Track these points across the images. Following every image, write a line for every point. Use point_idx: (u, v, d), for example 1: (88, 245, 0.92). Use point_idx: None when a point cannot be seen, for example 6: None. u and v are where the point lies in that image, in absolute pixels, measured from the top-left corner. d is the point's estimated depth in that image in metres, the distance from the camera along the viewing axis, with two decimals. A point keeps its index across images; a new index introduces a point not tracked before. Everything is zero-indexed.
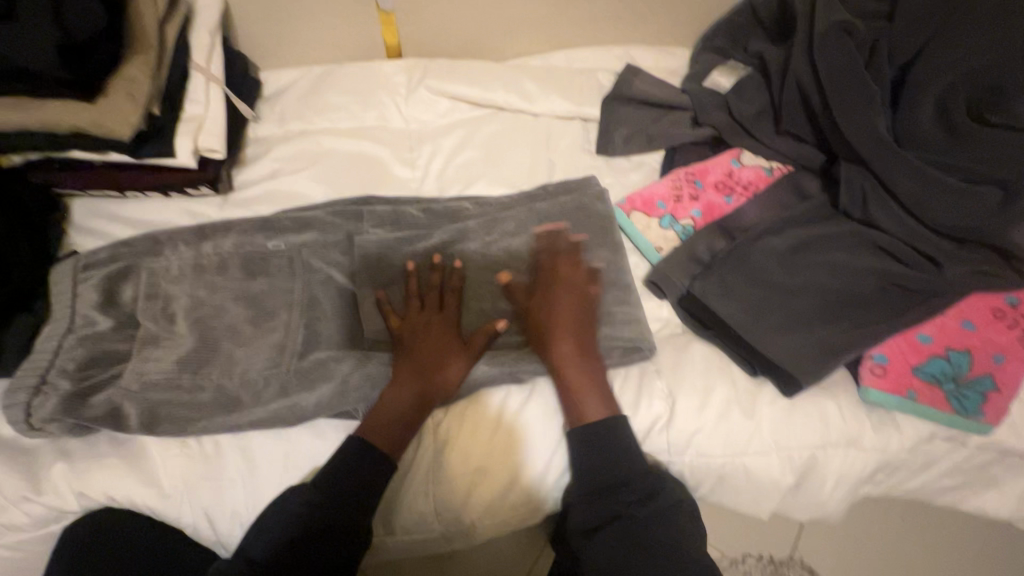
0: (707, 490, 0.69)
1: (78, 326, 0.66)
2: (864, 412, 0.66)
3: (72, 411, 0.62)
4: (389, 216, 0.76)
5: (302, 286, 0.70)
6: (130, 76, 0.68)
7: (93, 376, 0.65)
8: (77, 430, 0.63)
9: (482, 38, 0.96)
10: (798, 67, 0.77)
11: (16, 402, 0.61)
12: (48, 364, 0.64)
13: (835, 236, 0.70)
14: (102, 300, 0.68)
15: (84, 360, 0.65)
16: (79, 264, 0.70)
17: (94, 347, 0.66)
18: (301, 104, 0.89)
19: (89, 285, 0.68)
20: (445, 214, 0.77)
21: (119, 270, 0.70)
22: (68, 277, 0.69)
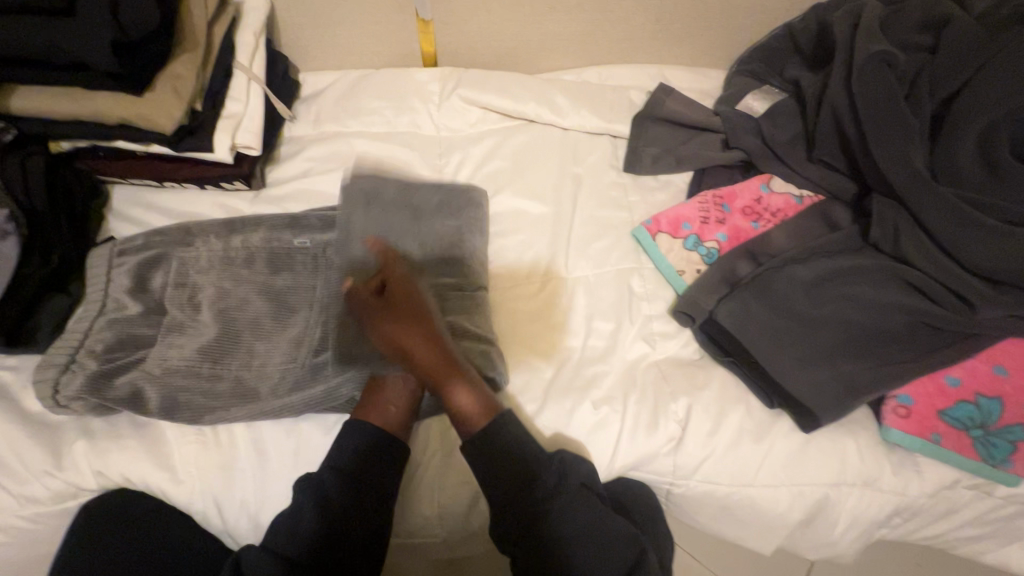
0: (714, 519, 0.67)
1: (109, 309, 0.69)
2: (884, 452, 0.64)
3: (97, 391, 0.64)
4: (397, 205, 0.75)
5: (324, 283, 0.72)
6: (176, 73, 0.71)
7: (118, 358, 0.66)
8: (100, 410, 0.65)
9: (517, 51, 0.98)
10: (834, 97, 0.76)
11: (46, 378, 0.64)
12: (78, 344, 0.66)
13: (867, 268, 0.68)
14: (133, 286, 0.70)
15: (111, 342, 0.67)
16: (115, 250, 0.72)
17: (124, 330, 0.68)
18: (337, 107, 0.91)
19: (122, 270, 0.71)
20: (452, 207, 0.76)
21: (152, 257, 0.72)
22: (104, 260, 0.71)
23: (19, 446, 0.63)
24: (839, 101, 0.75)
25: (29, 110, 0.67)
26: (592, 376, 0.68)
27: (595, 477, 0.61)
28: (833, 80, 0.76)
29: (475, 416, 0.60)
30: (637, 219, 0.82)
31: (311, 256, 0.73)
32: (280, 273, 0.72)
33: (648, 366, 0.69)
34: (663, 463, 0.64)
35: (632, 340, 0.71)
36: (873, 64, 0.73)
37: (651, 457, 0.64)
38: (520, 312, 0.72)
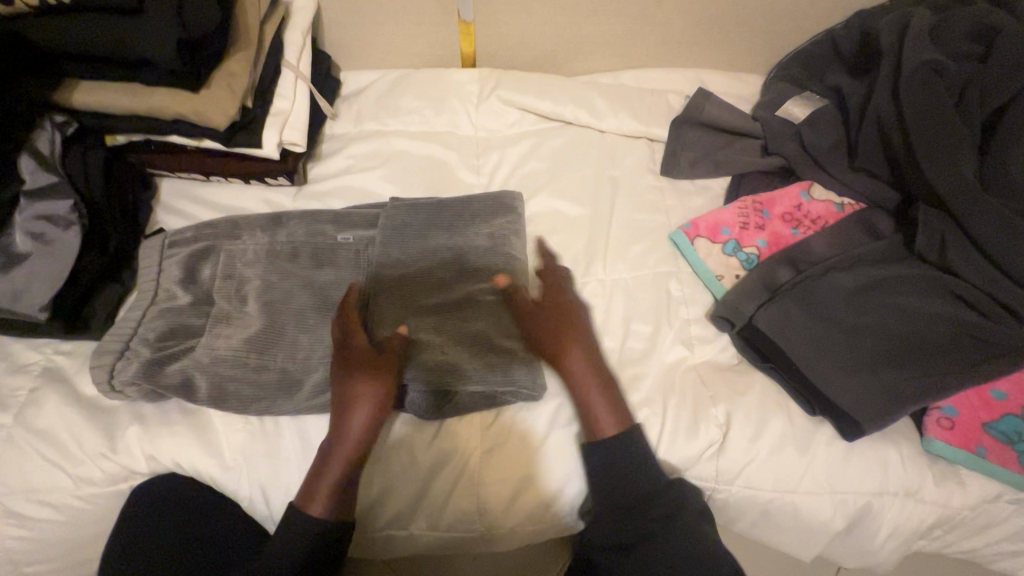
0: (750, 523, 0.67)
1: (161, 299, 0.71)
2: (927, 463, 0.64)
3: (150, 377, 0.66)
4: (432, 209, 0.76)
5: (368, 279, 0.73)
6: (231, 71, 0.73)
7: (169, 347, 0.68)
8: (152, 396, 0.67)
9: (555, 53, 0.98)
10: (880, 106, 0.76)
11: (102, 363, 0.66)
12: (131, 332, 0.68)
13: (909, 278, 0.68)
14: (184, 277, 0.72)
15: (163, 331, 0.69)
16: (166, 242, 0.75)
17: (174, 320, 0.70)
18: (377, 106, 0.93)
19: (174, 262, 0.73)
20: (484, 209, 0.76)
21: (201, 250, 0.74)
22: (156, 251, 0.74)
23: (77, 429, 0.65)
24: (885, 110, 0.76)
25: (90, 105, 0.69)
26: (631, 378, 0.69)
27: (631, 478, 0.60)
28: (878, 89, 0.77)
29: (607, 425, 0.62)
30: (674, 222, 0.82)
31: (356, 251, 0.75)
32: (324, 269, 0.73)
33: (687, 370, 0.70)
34: (704, 467, 0.65)
35: (671, 343, 0.71)
36: (920, 74, 0.73)
37: (692, 461, 0.65)
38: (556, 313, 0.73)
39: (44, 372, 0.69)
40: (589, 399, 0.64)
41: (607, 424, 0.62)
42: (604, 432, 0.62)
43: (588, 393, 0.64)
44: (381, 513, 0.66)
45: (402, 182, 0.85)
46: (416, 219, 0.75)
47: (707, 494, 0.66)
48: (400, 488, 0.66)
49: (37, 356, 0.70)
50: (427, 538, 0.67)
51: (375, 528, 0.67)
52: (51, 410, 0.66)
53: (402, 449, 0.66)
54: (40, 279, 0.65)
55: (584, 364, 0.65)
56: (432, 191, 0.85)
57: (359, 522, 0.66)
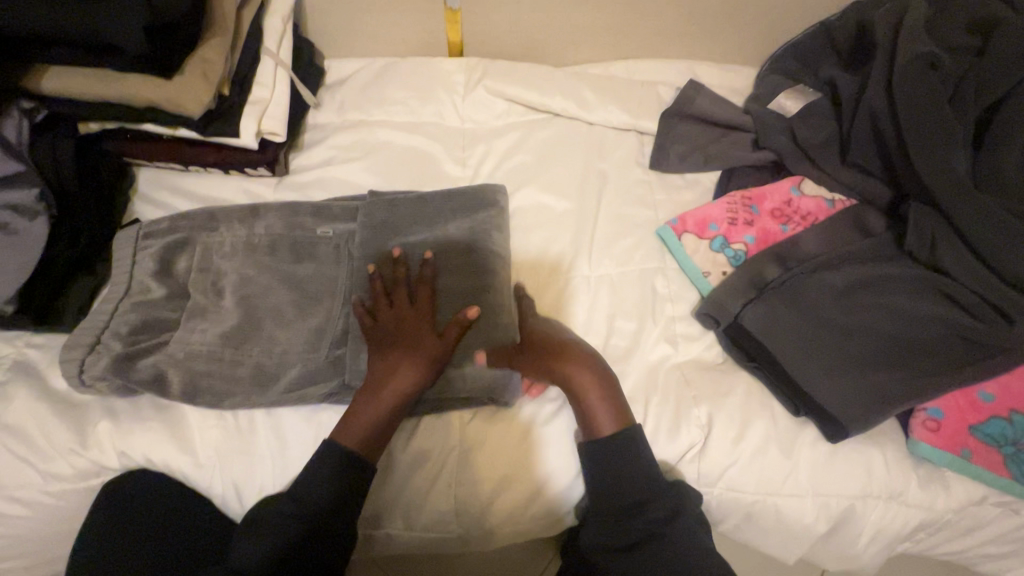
0: (733, 525, 0.66)
1: (133, 292, 0.69)
2: (912, 466, 0.63)
3: (121, 372, 0.64)
4: (411, 202, 0.74)
5: (346, 273, 0.71)
6: (206, 57, 0.71)
7: (142, 341, 0.67)
8: (123, 390, 0.66)
9: (544, 43, 0.96)
10: (873, 99, 0.74)
11: (72, 357, 0.64)
12: (103, 325, 0.67)
13: (898, 277, 0.66)
14: (158, 269, 0.70)
15: (136, 325, 0.67)
16: (140, 232, 0.72)
17: (147, 313, 0.68)
18: (361, 95, 0.91)
19: (147, 254, 0.70)
20: (465, 203, 0.74)
21: (177, 241, 0.71)
22: (129, 243, 0.71)
23: (47, 424, 0.64)
24: (879, 104, 0.74)
25: (61, 92, 0.67)
26: None
27: (614, 479, 0.59)
28: (872, 82, 0.75)
29: (607, 424, 0.61)
30: (662, 218, 0.81)
31: (335, 245, 0.73)
32: (302, 262, 0.72)
33: (670, 368, 0.68)
34: (687, 468, 0.64)
35: (655, 341, 0.70)
36: (914, 68, 0.71)
37: (674, 462, 0.64)
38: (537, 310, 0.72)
39: (15, 365, 0.68)
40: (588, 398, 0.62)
41: (604, 423, 0.61)
42: (602, 430, 0.61)
43: (586, 392, 0.62)
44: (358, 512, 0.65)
45: (385, 173, 0.83)
46: (395, 212, 0.73)
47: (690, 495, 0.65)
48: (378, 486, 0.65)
49: (8, 349, 0.69)
50: (406, 538, 0.66)
51: None
52: (20, 404, 0.64)
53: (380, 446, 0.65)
54: (6, 272, 0.63)
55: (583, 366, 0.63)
56: (416, 183, 0.83)
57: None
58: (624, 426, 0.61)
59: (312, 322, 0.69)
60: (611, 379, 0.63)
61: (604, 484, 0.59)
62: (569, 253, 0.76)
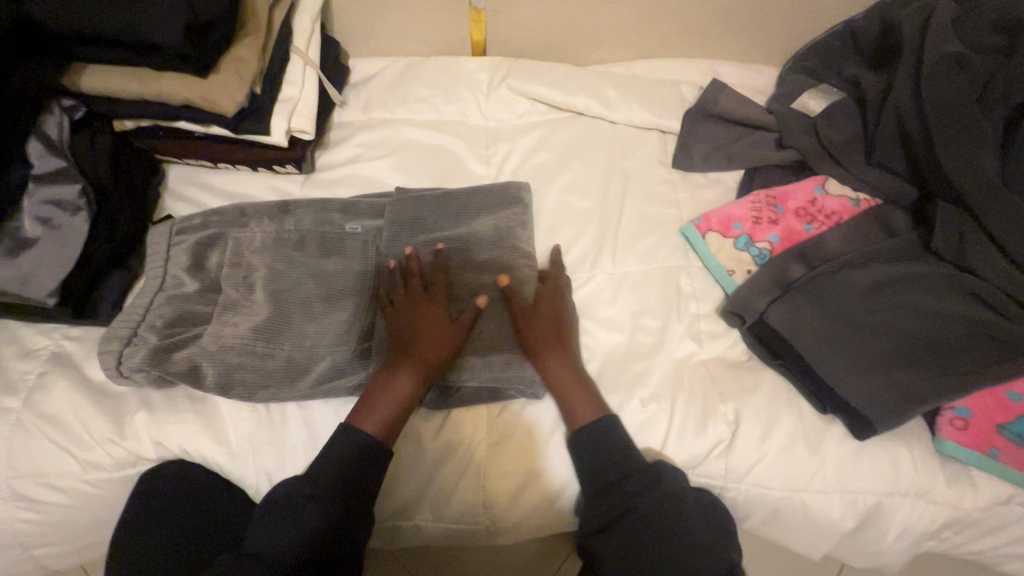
0: (757, 521, 0.67)
1: (167, 286, 0.71)
2: (938, 464, 0.63)
3: (157, 363, 0.65)
4: (438, 200, 0.75)
5: (374, 269, 0.72)
6: (239, 57, 0.72)
7: (177, 333, 0.68)
8: (158, 382, 0.67)
9: (566, 43, 0.97)
10: (900, 99, 0.75)
11: (110, 349, 0.66)
12: (139, 319, 0.68)
13: (925, 276, 0.67)
14: (191, 265, 0.72)
15: (171, 318, 0.68)
16: (173, 229, 0.74)
17: (181, 306, 0.69)
18: (386, 94, 0.92)
19: (181, 249, 0.73)
20: (492, 200, 0.75)
21: (207, 238, 0.73)
22: (163, 238, 0.73)
23: (85, 414, 0.65)
24: (906, 104, 0.74)
25: (99, 89, 0.69)
26: (639, 372, 0.68)
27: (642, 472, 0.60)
28: (898, 83, 0.75)
29: (584, 414, 0.63)
30: (686, 216, 0.81)
31: (364, 240, 0.74)
32: (331, 258, 0.72)
33: (696, 365, 0.69)
34: (713, 464, 0.64)
35: (680, 339, 0.71)
36: (941, 67, 0.71)
37: (700, 458, 0.64)
38: None
39: (53, 357, 0.69)
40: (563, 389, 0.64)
41: (580, 413, 0.63)
42: (579, 422, 0.63)
43: (565, 382, 0.65)
44: (389, 501, 0.66)
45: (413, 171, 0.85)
46: (423, 209, 0.74)
47: (715, 490, 0.65)
48: (406, 478, 0.66)
49: (46, 341, 0.70)
50: (432, 529, 0.67)
51: (381, 518, 0.67)
52: (59, 395, 0.66)
53: (411, 436, 0.67)
54: (47, 264, 0.65)
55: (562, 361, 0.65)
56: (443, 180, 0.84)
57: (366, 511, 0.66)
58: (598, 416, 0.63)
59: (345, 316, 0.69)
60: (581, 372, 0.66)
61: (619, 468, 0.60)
62: (594, 250, 0.77)
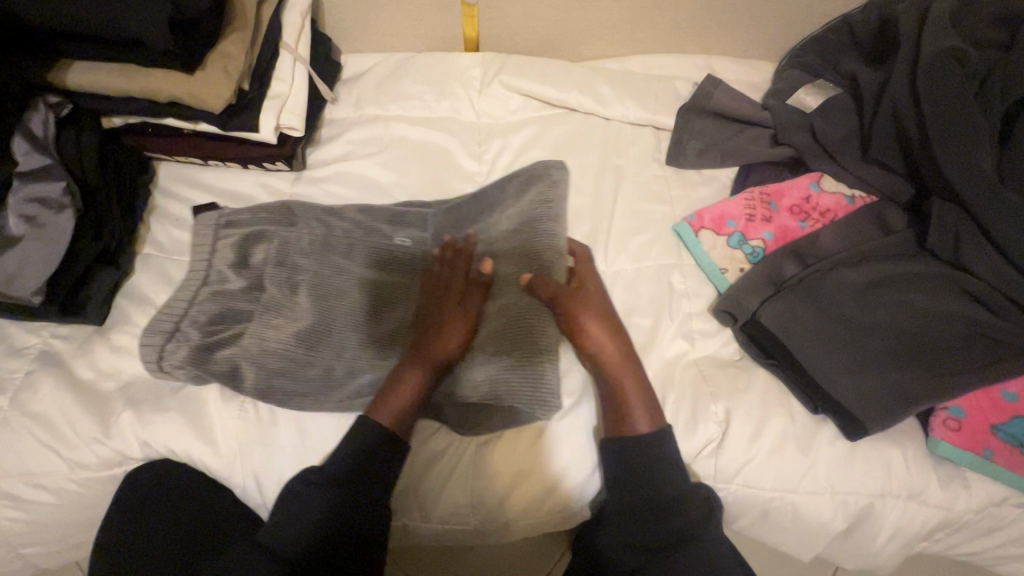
0: (748, 522, 0.66)
1: (213, 281, 0.70)
2: (931, 465, 0.62)
3: (201, 363, 0.66)
4: (474, 205, 0.75)
5: (407, 272, 0.73)
6: (226, 53, 0.71)
7: (220, 332, 0.68)
8: (197, 379, 0.67)
9: (560, 38, 0.96)
10: (896, 95, 0.74)
11: (153, 342, 0.66)
12: (181, 313, 0.68)
13: (920, 274, 0.66)
14: (237, 261, 0.71)
15: (214, 315, 0.68)
16: (220, 221, 0.73)
17: (219, 304, 0.69)
18: (378, 90, 0.91)
19: (227, 243, 0.72)
20: (521, 186, 0.73)
21: (254, 233, 0.72)
22: (210, 230, 0.73)
23: (73, 413, 0.65)
24: (902, 100, 0.73)
25: (84, 86, 0.68)
26: None
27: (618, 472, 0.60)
28: (894, 80, 0.74)
29: (641, 421, 0.61)
30: (679, 214, 0.80)
31: (412, 254, 0.74)
32: (371, 267, 0.73)
33: (687, 365, 0.68)
34: (703, 465, 0.63)
35: (672, 338, 0.70)
36: (938, 63, 0.70)
37: (690, 457, 0.64)
38: None
39: (41, 355, 0.69)
40: (623, 396, 0.62)
41: (639, 421, 0.61)
42: (636, 430, 0.61)
43: (623, 386, 0.62)
44: None
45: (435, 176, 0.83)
46: (462, 222, 0.75)
47: None
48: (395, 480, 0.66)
49: (33, 339, 0.70)
50: (423, 530, 0.67)
51: None
52: (46, 393, 0.66)
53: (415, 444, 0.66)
54: (34, 263, 0.64)
55: (622, 363, 0.63)
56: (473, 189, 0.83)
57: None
58: (656, 426, 0.61)
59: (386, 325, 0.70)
60: (638, 375, 0.63)
61: (642, 486, 0.59)
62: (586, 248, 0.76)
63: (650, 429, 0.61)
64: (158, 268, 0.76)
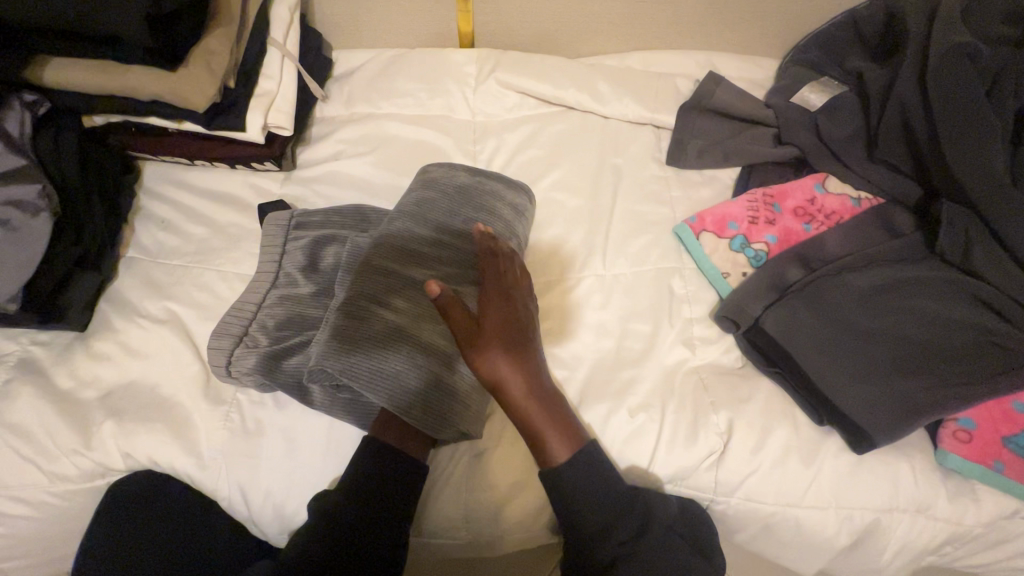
0: (749, 536, 0.64)
1: (281, 283, 0.69)
2: (940, 478, 0.60)
3: (269, 371, 0.63)
4: (485, 198, 0.70)
5: (394, 259, 0.63)
6: (210, 49, 0.68)
7: (287, 337, 0.65)
8: (264, 385, 0.64)
9: (558, 34, 0.93)
10: (903, 95, 0.71)
11: (222, 347, 0.64)
12: (251, 317, 0.66)
13: (929, 280, 0.63)
14: (307, 264, 0.69)
15: (282, 319, 0.66)
16: (292, 222, 0.72)
17: (292, 309, 0.67)
18: (369, 87, 0.88)
19: (299, 246, 0.70)
20: (481, 192, 0.70)
21: (326, 236, 0.71)
22: (282, 230, 0.71)
23: (52, 424, 0.63)
24: (910, 99, 0.71)
25: (61, 83, 0.66)
26: (629, 380, 0.65)
27: (614, 482, 0.57)
28: (902, 76, 0.72)
29: (559, 448, 0.58)
30: (679, 216, 0.78)
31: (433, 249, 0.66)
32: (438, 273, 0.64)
33: (687, 372, 0.66)
34: (703, 477, 0.61)
35: (671, 344, 0.67)
36: (949, 59, 0.68)
37: (691, 469, 0.61)
38: (547, 310, 0.70)
39: (19, 363, 0.67)
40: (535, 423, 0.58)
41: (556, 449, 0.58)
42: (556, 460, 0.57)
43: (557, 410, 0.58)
44: None
45: (488, 182, 0.72)
46: (475, 210, 0.69)
47: (706, 505, 0.63)
48: None
49: (12, 346, 0.68)
50: (416, 543, 0.64)
51: None
52: (23, 403, 0.64)
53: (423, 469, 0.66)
54: (8, 269, 0.61)
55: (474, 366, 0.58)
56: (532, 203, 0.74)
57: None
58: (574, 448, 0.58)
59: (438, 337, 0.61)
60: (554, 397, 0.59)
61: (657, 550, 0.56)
62: (582, 251, 0.74)
63: (569, 453, 0.57)
64: (142, 272, 0.73)
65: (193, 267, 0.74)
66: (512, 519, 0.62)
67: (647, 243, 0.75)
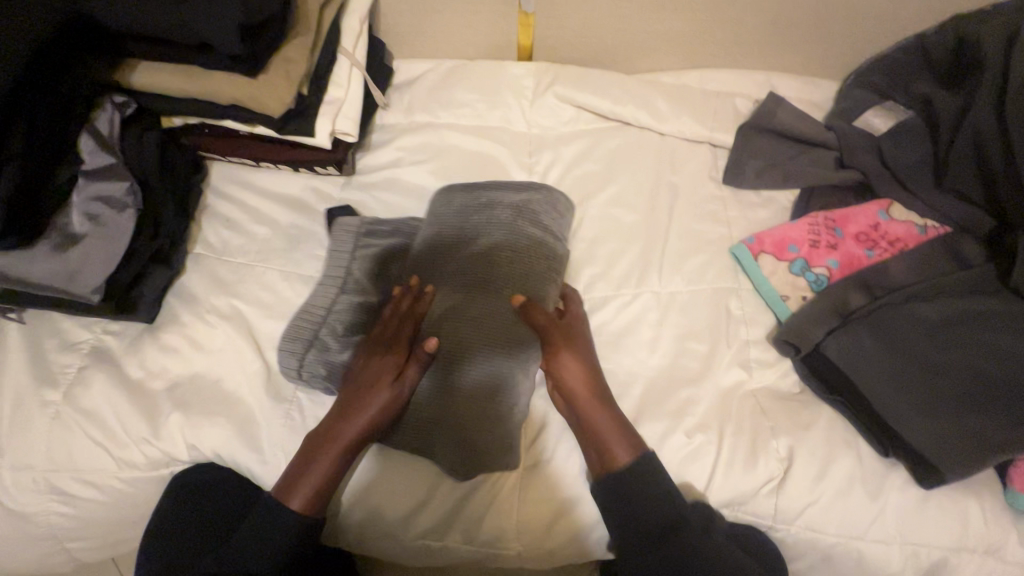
0: (806, 565, 0.63)
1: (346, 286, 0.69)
2: (1011, 520, 0.58)
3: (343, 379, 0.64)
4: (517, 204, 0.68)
5: (418, 297, 0.65)
6: (290, 56, 0.71)
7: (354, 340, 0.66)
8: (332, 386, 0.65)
9: (615, 50, 0.94)
10: (978, 123, 0.70)
11: (293, 350, 0.65)
12: (320, 318, 0.67)
13: (1005, 316, 0.62)
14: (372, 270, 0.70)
15: (348, 322, 0.67)
16: (357, 227, 0.73)
17: (362, 311, 0.68)
18: (429, 96, 0.90)
19: (366, 253, 0.71)
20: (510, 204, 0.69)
21: (392, 245, 0.72)
22: (342, 236, 0.72)
23: (123, 411, 0.66)
24: (988, 128, 0.69)
25: (149, 85, 0.69)
26: (686, 400, 0.65)
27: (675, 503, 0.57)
28: (978, 105, 0.70)
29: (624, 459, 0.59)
30: (737, 236, 0.78)
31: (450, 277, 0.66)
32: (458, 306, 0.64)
33: (745, 395, 0.65)
34: (763, 503, 0.61)
35: (729, 365, 0.67)
36: None
37: (750, 494, 0.61)
38: (603, 327, 0.70)
39: (93, 351, 0.69)
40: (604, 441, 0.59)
41: (628, 467, 0.59)
42: (622, 460, 0.59)
43: (595, 425, 0.60)
44: (413, 526, 0.64)
45: (507, 194, 0.70)
46: (492, 222, 0.68)
47: (763, 531, 0.62)
48: (433, 504, 0.63)
49: (86, 334, 0.70)
50: (462, 551, 0.65)
51: (407, 539, 0.64)
52: (97, 390, 0.66)
53: (401, 501, 0.63)
54: (94, 259, 0.65)
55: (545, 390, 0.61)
56: (559, 207, 0.70)
57: (390, 533, 0.64)
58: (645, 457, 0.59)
59: (474, 372, 0.61)
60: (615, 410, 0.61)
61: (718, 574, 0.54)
62: (639, 267, 0.74)
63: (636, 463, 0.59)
64: (208, 268, 0.76)
65: (256, 266, 0.76)
66: (554, 536, 0.63)
67: (702, 262, 0.74)
